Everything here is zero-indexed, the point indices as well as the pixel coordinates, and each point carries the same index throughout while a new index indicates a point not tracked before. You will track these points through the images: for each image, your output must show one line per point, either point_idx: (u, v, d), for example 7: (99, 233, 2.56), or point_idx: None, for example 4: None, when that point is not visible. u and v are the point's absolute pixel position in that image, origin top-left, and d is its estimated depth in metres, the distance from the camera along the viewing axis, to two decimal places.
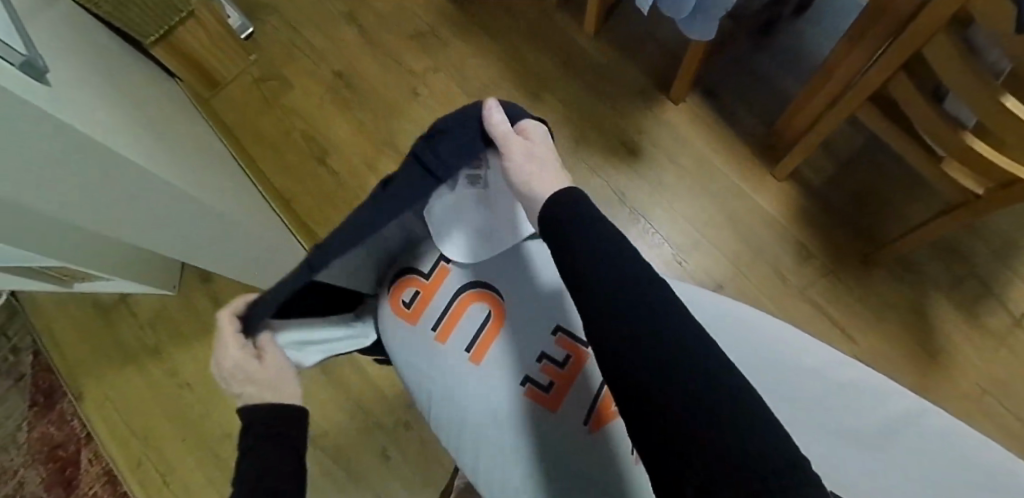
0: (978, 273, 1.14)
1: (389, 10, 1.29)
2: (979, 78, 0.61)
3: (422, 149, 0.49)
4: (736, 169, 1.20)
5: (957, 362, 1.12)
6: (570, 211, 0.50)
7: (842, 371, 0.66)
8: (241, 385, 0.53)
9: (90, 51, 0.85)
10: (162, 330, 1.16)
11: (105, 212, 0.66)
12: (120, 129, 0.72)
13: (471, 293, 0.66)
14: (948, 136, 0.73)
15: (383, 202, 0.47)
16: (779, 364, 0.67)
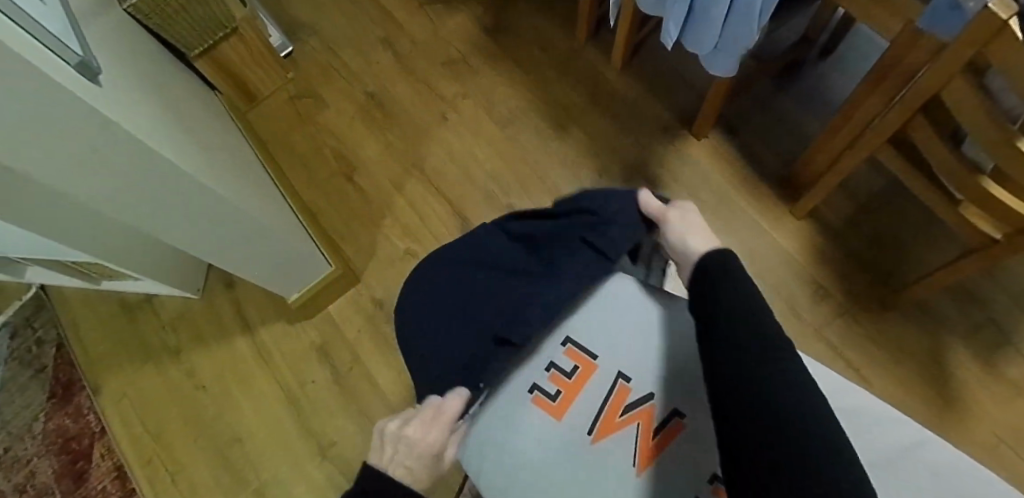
0: (998, 321, 1.09)
1: (423, 35, 1.33)
2: (998, 124, 0.73)
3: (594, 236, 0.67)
4: (754, 206, 1.18)
5: (996, 425, 1.05)
6: (719, 264, 0.59)
7: (841, 397, 0.62)
8: (412, 458, 0.58)
9: (140, 57, 0.89)
10: (183, 332, 1.20)
11: (129, 203, 0.68)
12: (163, 130, 0.74)
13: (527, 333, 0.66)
14: (999, 146, 0.75)
15: (572, 273, 0.66)
16: None
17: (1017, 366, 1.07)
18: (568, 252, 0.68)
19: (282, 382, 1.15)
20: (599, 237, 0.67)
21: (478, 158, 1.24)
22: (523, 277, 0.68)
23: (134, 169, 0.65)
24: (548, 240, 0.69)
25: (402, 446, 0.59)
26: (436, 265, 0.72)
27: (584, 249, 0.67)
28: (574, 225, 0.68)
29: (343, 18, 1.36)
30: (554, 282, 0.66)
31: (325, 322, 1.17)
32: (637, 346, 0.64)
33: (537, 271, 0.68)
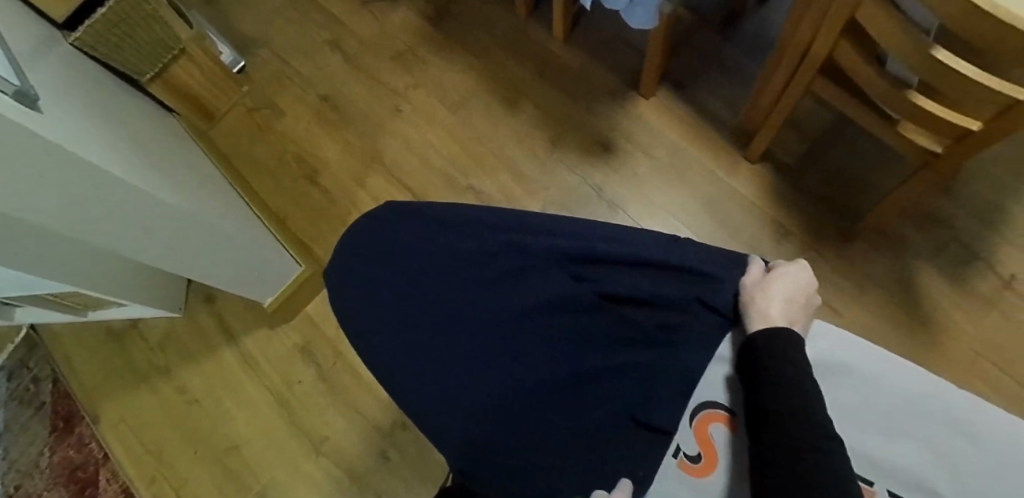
0: (961, 238, 1.10)
1: (368, 33, 1.33)
2: (913, 39, 0.74)
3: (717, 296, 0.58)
4: (710, 156, 1.16)
5: (969, 339, 1.07)
6: (789, 344, 0.52)
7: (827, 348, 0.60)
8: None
9: (90, 85, 0.92)
10: (169, 351, 1.21)
11: (88, 223, 0.70)
12: (112, 148, 0.76)
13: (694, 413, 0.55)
14: (915, 58, 0.76)
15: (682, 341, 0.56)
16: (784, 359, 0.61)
17: (985, 280, 1.08)
18: (677, 311, 0.57)
19: (269, 387, 1.16)
20: (718, 295, 0.57)
21: (434, 145, 1.24)
22: (612, 338, 0.57)
23: (88, 193, 0.66)
24: (639, 287, 0.58)
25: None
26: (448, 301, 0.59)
27: (701, 310, 0.57)
28: (683, 284, 0.57)
29: (290, 25, 1.35)
30: (679, 350, 0.56)
31: (304, 324, 1.18)
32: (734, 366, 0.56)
33: (632, 330, 0.57)
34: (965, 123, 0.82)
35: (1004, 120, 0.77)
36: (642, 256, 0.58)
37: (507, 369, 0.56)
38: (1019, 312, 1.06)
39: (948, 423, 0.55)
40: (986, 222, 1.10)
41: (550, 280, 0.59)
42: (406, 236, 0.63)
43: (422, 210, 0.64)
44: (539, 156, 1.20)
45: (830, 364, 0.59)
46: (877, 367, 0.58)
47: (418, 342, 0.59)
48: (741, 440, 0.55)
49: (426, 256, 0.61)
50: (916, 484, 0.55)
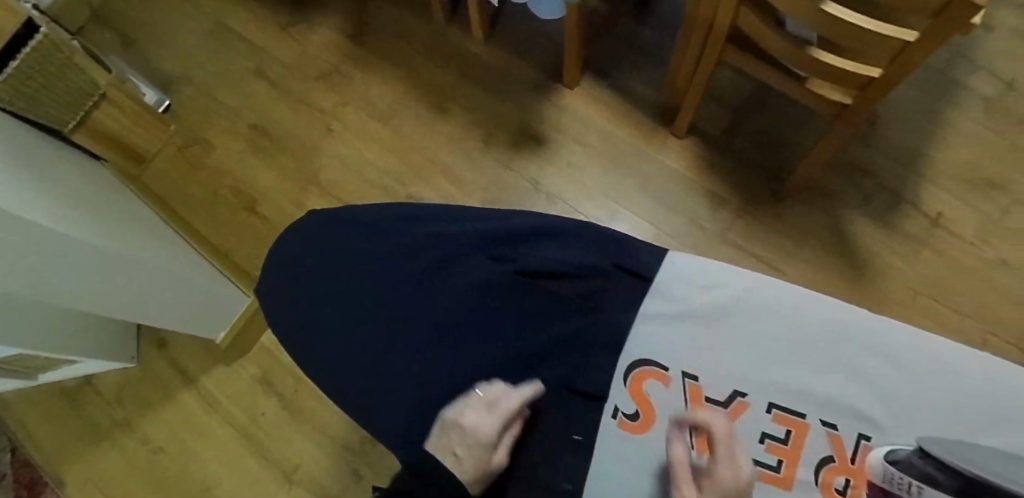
0: (886, 184, 1.15)
1: (290, 57, 1.32)
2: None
3: (628, 260, 0.59)
4: (640, 137, 1.19)
5: (905, 279, 1.12)
6: None
7: (771, 300, 0.58)
8: (465, 442, 0.46)
9: (12, 139, 0.88)
10: (127, 402, 1.17)
11: (30, 276, 0.67)
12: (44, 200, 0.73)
13: (638, 375, 0.57)
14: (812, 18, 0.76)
15: (604, 307, 0.58)
16: (730, 317, 0.58)
17: (914, 222, 1.14)
18: (594, 278, 0.58)
19: (234, 423, 1.14)
20: (630, 258, 0.59)
21: (371, 160, 1.24)
22: (542, 315, 0.57)
23: (17, 248, 0.63)
24: (561, 261, 0.58)
25: (452, 427, 0.47)
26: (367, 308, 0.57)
27: (617, 274, 0.59)
28: (596, 251, 0.59)
29: (211, 59, 1.34)
30: (604, 314, 0.58)
31: (260, 356, 1.16)
32: (663, 323, 0.58)
33: (559, 302, 0.58)
34: (867, 72, 0.81)
35: (898, 66, 0.77)
36: (554, 229, 0.60)
37: (429, 364, 0.55)
38: (947, 247, 1.13)
39: (871, 352, 0.55)
40: (907, 167, 1.16)
41: (473, 270, 0.58)
42: (319, 244, 0.60)
43: (337, 214, 0.62)
44: (475, 157, 1.21)
45: (761, 315, 0.57)
46: (820, 315, 0.57)
47: (339, 351, 0.57)
48: (677, 395, 0.57)
49: (343, 261, 0.59)
50: (847, 411, 0.55)
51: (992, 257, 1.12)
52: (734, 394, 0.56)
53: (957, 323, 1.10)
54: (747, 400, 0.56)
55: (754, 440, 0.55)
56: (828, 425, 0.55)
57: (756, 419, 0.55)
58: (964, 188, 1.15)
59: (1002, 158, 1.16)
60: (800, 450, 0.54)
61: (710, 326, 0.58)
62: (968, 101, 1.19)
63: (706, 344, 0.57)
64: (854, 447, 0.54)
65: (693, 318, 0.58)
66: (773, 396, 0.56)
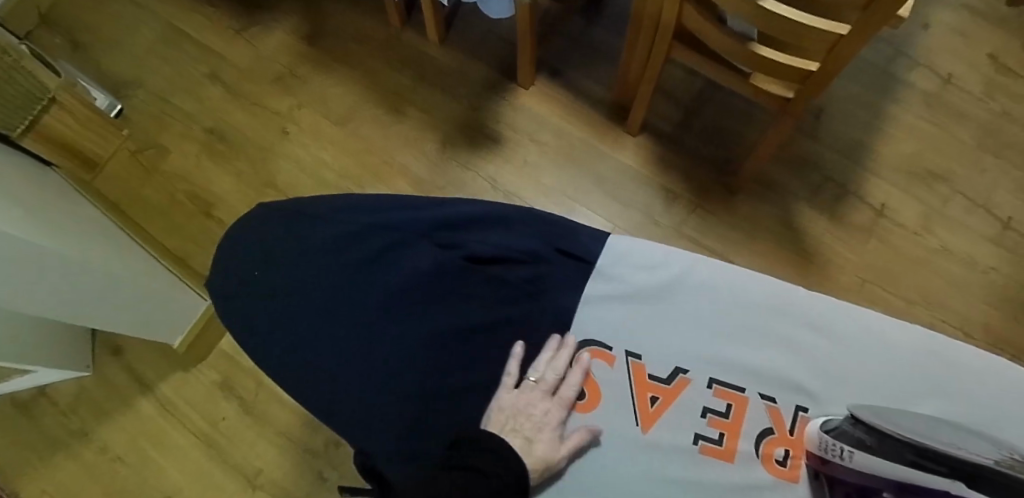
0: (834, 177, 1.19)
1: (245, 60, 1.31)
2: None
3: (571, 245, 0.58)
4: (595, 135, 1.20)
5: (853, 268, 1.16)
6: None
7: (716, 282, 0.56)
8: (534, 429, 0.51)
9: None
10: (84, 412, 1.14)
11: None
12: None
13: (583, 356, 0.56)
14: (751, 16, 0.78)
15: (547, 291, 0.57)
16: (675, 300, 0.56)
17: (860, 212, 1.18)
18: (537, 263, 0.57)
19: (193, 429, 1.12)
20: (573, 242, 0.58)
21: (329, 162, 1.23)
22: (489, 301, 0.55)
23: None
24: (499, 245, 0.56)
25: (519, 414, 0.52)
26: (301, 309, 0.53)
27: (561, 260, 0.57)
28: (540, 237, 0.58)
29: (164, 63, 1.32)
30: (548, 298, 0.57)
31: (219, 360, 1.14)
32: (605, 303, 0.56)
33: (502, 287, 0.55)
34: (804, 66, 0.84)
35: (834, 58, 0.79)
36: (499, 215, 0.57)
37: (372, 361, 0.52)
38: (892, 236, 1.17)
39: (815, 329, 0.54)
40: (853, 160, 1.20)
41: (412, 259, 0.54)
42: (247, 245, 0.55)
43: (287, 204, 0.57)
44: (432, 158, 1.21)
45: (706, 297, 0.56)
46: (765, 295, 0.55)
47: (275, 357, 0.53)
48: (621, 374, 0.55)
49: (269, 261, 0.54)
50: (786, 384, 0.54)
51: (933, 245, 1.17)
52: (674, 370, 0.55)
53: (902, 308, 1.14)
54: (689, 376, 0.55)
55: (695, 415, 0.54)
56: (766, 398, 0.54)
57: (696, 394, 0.54)
58: (907, 179, 1.20)
59: (940, 150, 1.22)
60: (740, 422, 0.54)
61: (651, 304, 0.56)
62: (907, 96, 1.24)
63: (647, 323, 0.56)
64: (791, 419, 0.53)
65: (634, 297, 0.56)
66: (713, 371, 0.55)
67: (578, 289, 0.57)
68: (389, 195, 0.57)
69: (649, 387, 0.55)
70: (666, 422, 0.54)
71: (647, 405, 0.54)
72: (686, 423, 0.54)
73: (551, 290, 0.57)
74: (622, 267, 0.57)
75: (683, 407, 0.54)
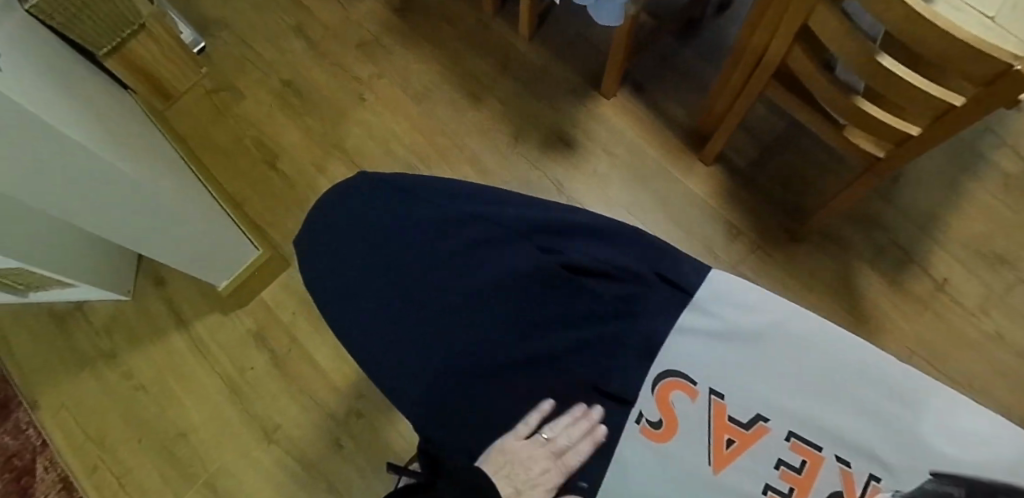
0: (899, 243, 1.19)
1: (334, 20, 1.33)
2: (860, 44, 0.70)
3: (671, 272, 0.58)
4: (665, 156, 1.23)
5: (902, 338, 1.15)
6: None
7: (802, 334, 0.55)
8: (526, 484, 0.51)
9: (50, 52, 0.86)
10: (117, 335, 1.15)
11: (56, 192, 0.67)
12: (87, 123, 0.73)
13: (664, 386, 0.56)
14: (865, 71, 0.73)
15: (641, 313, 0.57)
16: (758, 344, 0.55)
17: (919, 282, 1.17)
18: (634, 283, 0.57)
19: (221, 372, 1.13)
20: (672, 268, 0.58)
21: (402, 137, 1.26)
22: (578, 314, 0.55)
23: (49, 162, 0.62)
24: (598, 257, 0.56)
25: (520, 465, 0.51)
26: (378, 290, 0.52)
27: (658, 284, 0.58)
28: (640, 258, 0.58)
29: (253, 9, 1.34)
30: (641, 319, 0.57)
31: (258, 309, 1.15)
32: (694, 337, 0.56)
33: (596, 301, 0.56)
34: (904, 128, 0.79)
35: (941, 128, 0.74)
36: (604, 229, 0.57)
37: (439, 352, 0.52)
38: (947, 312, 1.16)
39: (897, 399, 0.52)
40: (921, 228, 1.19)
41: (507, 256, 0.54)
42: (349, 216, 0.54)
43: (391, 180, 0.56)
44: (502, 150, 1.25)
45: (790, 347, 0.55)
46: (851, 356, 0.54)
47: (358, 333, 0.53)
48: (701, 410, 0.55)
49: (362, 236, 0.53)
50: (865, 451, 0.52)
51: (988, 329, 1.15)
52: (754, 417, 0.54)
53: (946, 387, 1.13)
54: (768, 425, 0.54)
55: (766, 465, 0.53)
56: (841, 461, 0.52)
57: (771, 444, 0.53)
58: (973, 258, 1.18)
59: (1015, 235, 1.18)
60: (811, 481, 0.52)
61: (741, 348, 0.55)
62: (988, 174, 1.21)
63: (733, 365, 0.55)
64: (864, 486, 0.51)
65: (725, 338, 0.56)
66: (793, 425, 0.53)
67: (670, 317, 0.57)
68: (494, 189, 0.57)
69: (727, 429, 0.54)
70: (737, 466, 0.53)
71: (723, 446, 0.54)
72: (757, 472, 0.53)
73: (644, 312, 0.57)
74: (714, 303, 0.57)
75: (756, 455, 0.53)
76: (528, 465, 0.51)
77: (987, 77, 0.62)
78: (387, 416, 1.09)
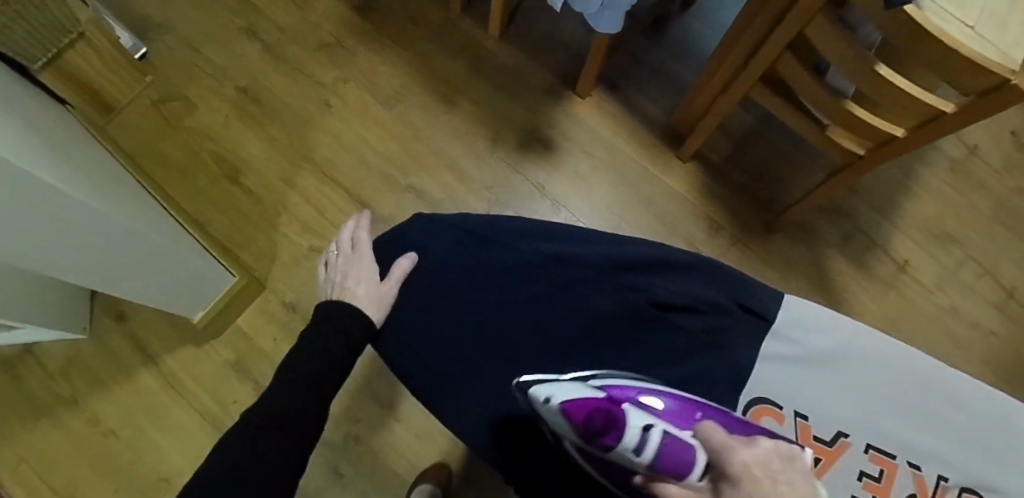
0: (863, 228, 1.25)
1: (290, 21, 1.24)
2: (856, 54, 0.71)
3: (753, 304, 0.64)
4: (643, 154, 1.24)
5: (871, 318, 1.22)
6: None
7: (874, 352, 0.63)
8: (359, 283, 0.68)
9: None
10: (76, 377, 1.05)
11: (25, 241, 0.59)
12: (50, 156, 0.66)
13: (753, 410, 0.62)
14: (858, 81, 0.75)
15: (724, 341, 0.63)
16: (836, 365, 0.62)
17: (883, 264, 1.24)
18: (716, 313, 0.64)
19: (201, 408, 1.06)
20: (752, 299, 0.64)
21: (373, 144, 1.21)
22: (665, 342, 0.64)
23: (21, 210, 0.55)
24: (683, 294, 0.64)
25: (357, 270, 0.70)
26: (483, 327, 0.66)
27: (739, 313, 0.64)
28: (718, 291, 0.65)
29: (198, 10, 1.24)
30: (725, 349, 0.63)
31: (235, 338, 1.09)
32: (778, 363, 0.63)
33: (682, 331, 0.64)
34: (892, 130, 0.82)
35: (929, 131, 0.78)
36: (680, 265, 0.65)
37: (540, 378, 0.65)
38: (909, 291, 1.24)
39: (953, 405, 0.61)
40: (882, 214, 1.26)
41: (597, 295, 0.65)
42: (449, 263, 0.67)
43: (477, 230, 0.67)
44: (480, 154, 1.22)
45: (861, 365, 0.62)
46: (914, 370, 0.62)
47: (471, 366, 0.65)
48: (788, 430, 0.61)
49: (463, 277, 0.66)
50: (932, 456, 0.61)
51: (945, 304, 1.24)
52: (836, 434, 0.61)
53: None
54: (849, 441, 0.61)
55: (851, 478, 0.60)
56: (913, 465, 0.60)
57: (854, 457, 0.60)
58: (928, 239, 1.26)
59: (962, 216, 1.27)
60: (891, 487, 0.60)
61: (821, 369, 0.62)
62: (937, 159, 1.29)
63: (816, 387, 0.62)
64: (935, 486, 0.60)
65: (806, 361, 0.63)
66: (870, 438, 0.61)
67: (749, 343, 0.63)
68: (578, 230, 0.69)
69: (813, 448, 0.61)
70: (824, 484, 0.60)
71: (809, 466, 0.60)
72: (844, 484, 0.60)
73: (727, 338, 0.64)
74: (789, 329, 0.63)
75: (842, 469, 0.60)
76: (360, 269, 0.70)
77: (985, 87, 0.64)
78: (385, 439, 1.06)
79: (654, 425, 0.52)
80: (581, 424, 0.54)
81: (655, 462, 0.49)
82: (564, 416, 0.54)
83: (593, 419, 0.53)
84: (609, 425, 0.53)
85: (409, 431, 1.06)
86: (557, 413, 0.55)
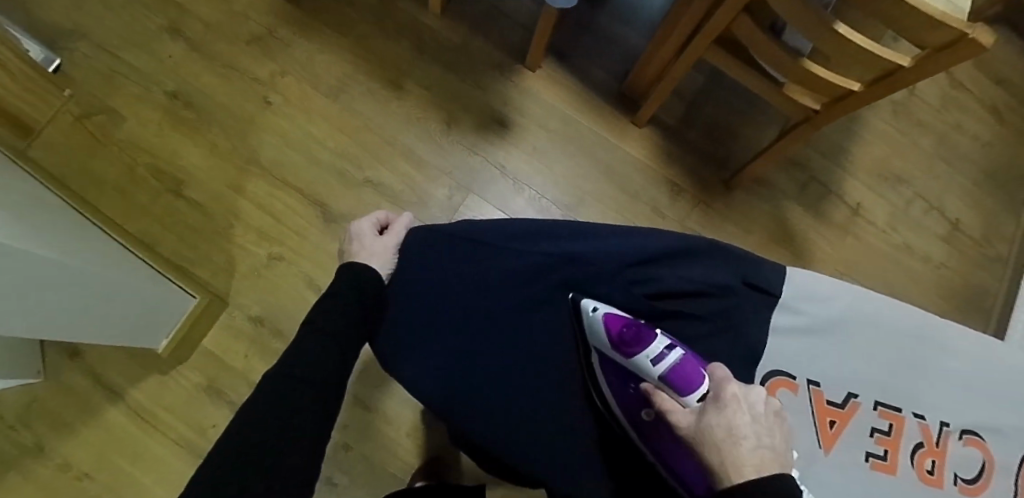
0: (817, 177, 1.28)
1: (215, 15, 1.16)
2: (815, 15, 0.71)
3: (760, 281, 0.71)
4: (599, 123, 1.22)
5: (831, 264, 1.27)
6: None
7: (868, 312, 0.73)
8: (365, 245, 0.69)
9: None
10: (36, 423, 0.99)
11: None
12: None
13: (772, 383, 0.70)
14: (818, 41, 0.74)
15: (735, 320, 0.70)
16: (841, 331, 0.72)
17: (839, 210, 1.28)
18: (725, 296, 0.70)
19: (178, 436, 1.01)
20: (757, 275, 0.71)
21: (321, 140, 1.15)
22: (683, 325, 0.70)
23: None
24: (693, 279, 0.69)
25: (357, 235, 0.71)
26: (509, 337, 0.69)
27: (745, 290, 0.71)
28: (722, 271, 0.70)
29: (111, 11, 1.14)
30: (739, 331, 0.70)
31: (204, 360, 1.04)
32: (792, 334, 0.71)
33: (697, 314, 0.70)
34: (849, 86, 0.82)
35: (887, 86, 0.78)
36: (689, 251, 0.70)
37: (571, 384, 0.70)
38: (865, 233, 1.28)
39: (935, 348, 0.74)
40: (834, 160, 1.29)
41: (614, 295, 0.70)
42: (462, 270, 0.68)
43: (483, 237, 0.68)
44: (436, 140, 1.18)
45: (854, 324, 0.73)
46: (903, 324, 0.74)
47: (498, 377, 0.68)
48: (803, 398, 0.71)
49: (480, 287, 0.68)
50: (932, 407, 0.74)
51: (898, 242, 1.29)
52: (847, 396, 0.72)
53: None
54: (858, 401, 0.73)
55: (864, 434, 0.72)
56: (919, 417, 0.74)
57: (865, 414, 0.73)
58: (878, 182, 1.30)
59: (906, 156, 1.31)
60: (900, 437, 0.73)
61: (825, 337, 0.72)
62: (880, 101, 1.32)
63: (826, 355, 0.72)
64: (937, 428, 0.74)
65: (812, 328, 0.72)
66: (878, 396, 0.73)
67: (753, 324, 0.71)
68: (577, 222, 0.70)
69: (829, 412, 0.72)
70: (842, 439, 0.72)
71: (828, 428, 0.71)
72: (857, 439, 0.72)
73: (737, 319, 0.70)
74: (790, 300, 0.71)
75: (856, 424, 0.72)
76: (360, 234, 0.71)
77: (946, 42, 0.65)
78: (373, 442, 1.04)
79: (676, 347, 0.62)
80: (615, 335, 0.64)
81: (667, 376, 0.60)
82: (603, 326, 0.65)
83: (625, 332, 0.64)
84: (640, 339, 0.63)
85: (396, 430, 1.05)
86: (597, 322, 0.65)
